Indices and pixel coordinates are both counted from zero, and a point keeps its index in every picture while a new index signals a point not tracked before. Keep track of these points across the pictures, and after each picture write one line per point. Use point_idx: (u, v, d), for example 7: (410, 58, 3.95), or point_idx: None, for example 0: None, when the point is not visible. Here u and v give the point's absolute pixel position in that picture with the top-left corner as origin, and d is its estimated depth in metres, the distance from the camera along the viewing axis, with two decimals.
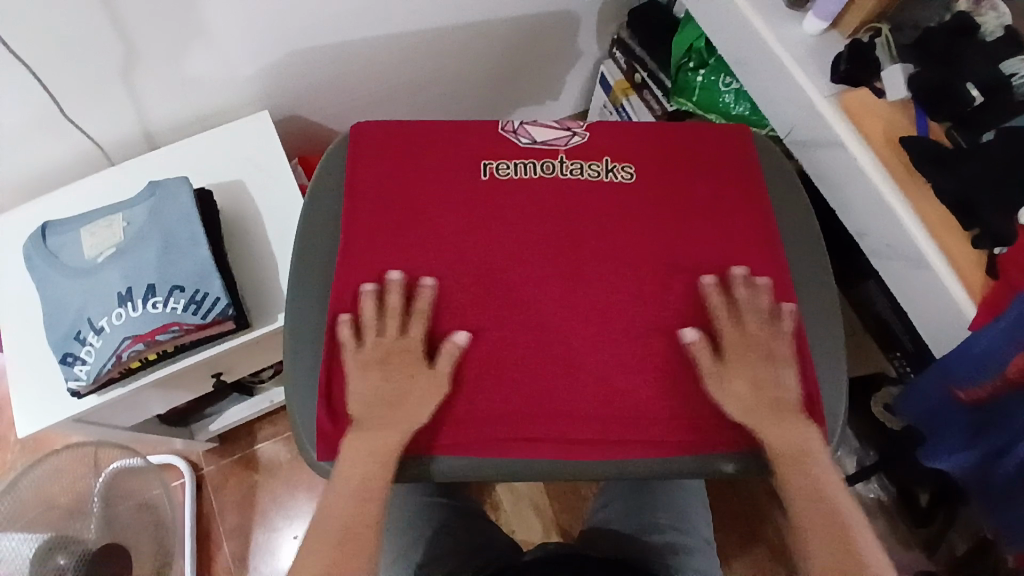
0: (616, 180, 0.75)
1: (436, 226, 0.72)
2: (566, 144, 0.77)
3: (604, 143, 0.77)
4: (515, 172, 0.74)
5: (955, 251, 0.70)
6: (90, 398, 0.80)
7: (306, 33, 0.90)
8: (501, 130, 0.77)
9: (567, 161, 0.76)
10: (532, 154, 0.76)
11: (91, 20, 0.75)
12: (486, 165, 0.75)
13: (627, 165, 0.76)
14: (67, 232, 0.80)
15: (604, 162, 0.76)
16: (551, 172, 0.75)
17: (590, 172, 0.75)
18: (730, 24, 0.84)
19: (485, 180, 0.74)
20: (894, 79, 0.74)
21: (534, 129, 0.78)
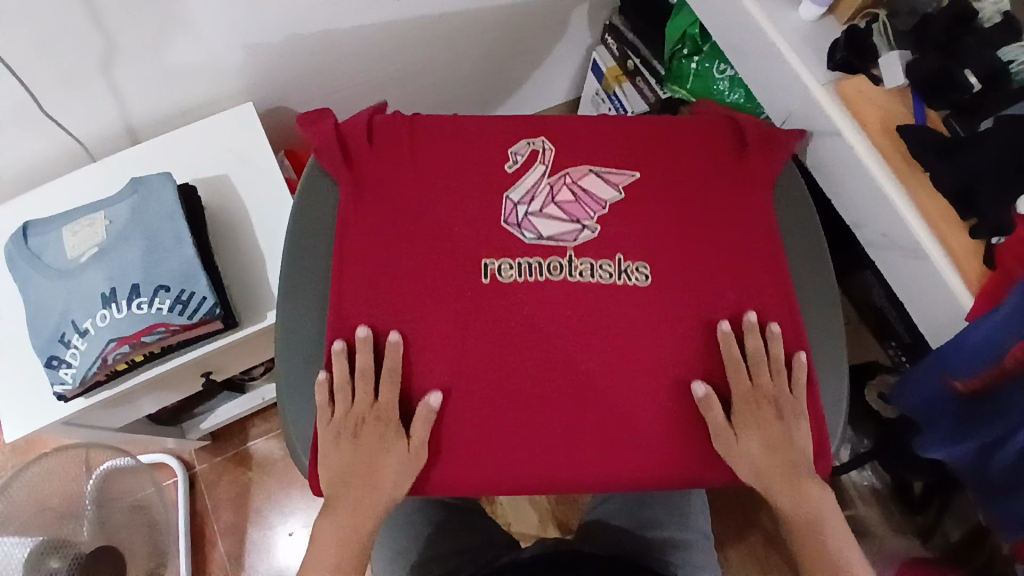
0: (628, 284, 0.70)
1: (434, 276, 0.70)
2: (575, 240, 0.71)
3: (617, 236, 0.72)
4: (518, 275, 0.70)
5: (953, 241, 0.70)
6: (77, 400, 0.78)
7: (291, 22, 0.87)
8: (504, 223, 0.72)
9: (576, 260, 0.71)
10: (538, 252, 0.71)
11: (68, 15, 0.72)
12: (487, 265, 0.70)
13: (641, 267, 0.71)
14: (48, 232, 0.78)
15: (617, 261, 0.71)
16: (559, 273, 0.70)
17: (601, 273, 0.70)
18: (723, 8, 0.82)
19: (486, 283, 0.70)
20: (892, 67, 0.72)
21: (540, 221, 0.72)
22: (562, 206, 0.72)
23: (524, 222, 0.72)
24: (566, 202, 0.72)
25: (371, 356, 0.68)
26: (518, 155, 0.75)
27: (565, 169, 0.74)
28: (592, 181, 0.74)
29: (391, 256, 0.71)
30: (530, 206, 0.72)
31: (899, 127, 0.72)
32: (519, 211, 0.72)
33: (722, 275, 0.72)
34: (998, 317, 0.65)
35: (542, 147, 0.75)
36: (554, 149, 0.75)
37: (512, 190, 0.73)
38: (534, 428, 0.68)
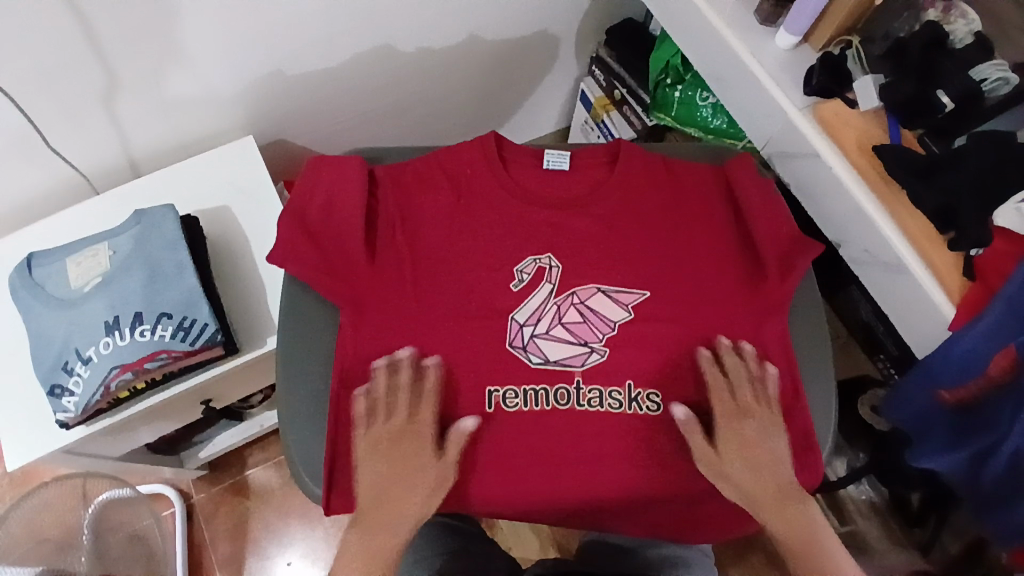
0: (639, 413, 0.71)
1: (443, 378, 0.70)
2: (582, 363, 0.71)
3: (625, 362, 0.72)
4: (524, 403, 0.70)
5: (933, 254, 0.72)
6: (78, 428, 0.79)
7: (292, 57, 0.91)
8: (511, 347, 0.72)
9: (584, 387, 0.71)
10: (544, 378, 0.71)
11: (69, 45, 0.75)
12: (492, 393, 0.70)
13: (652, 394, 0.71)
14: (52, 263, 0.80)
15: (627, 388, 0.71)
16: (565, 401, 0.70)
17: (610, 401, 0.70)
18: (701, 39, 0.86)
19: (492, 412, 0.70)
20: (866, 89, 0.76)
21: (546, 344, 0.72)
22: (569, 327, 0.73)
23: (531, 346, 0.72)
24: (574, 324, 0.73)
25: (411, 376, 0.69)
26: (524, 273, 0.74)
27: (572, 289, 0.74)
28: (600, 302, 0.74)
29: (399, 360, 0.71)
30: (536, 328, 0.73)
31: (875, 147, 0.74)
32: (525, 333, 0.72)
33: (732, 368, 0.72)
34: (984, 327, 0.67)
35: (548, 264, 0.75)
36: (560, 266, 0.75)
37: (518, 310, 0.73)
38: (542, 477, 0.70)
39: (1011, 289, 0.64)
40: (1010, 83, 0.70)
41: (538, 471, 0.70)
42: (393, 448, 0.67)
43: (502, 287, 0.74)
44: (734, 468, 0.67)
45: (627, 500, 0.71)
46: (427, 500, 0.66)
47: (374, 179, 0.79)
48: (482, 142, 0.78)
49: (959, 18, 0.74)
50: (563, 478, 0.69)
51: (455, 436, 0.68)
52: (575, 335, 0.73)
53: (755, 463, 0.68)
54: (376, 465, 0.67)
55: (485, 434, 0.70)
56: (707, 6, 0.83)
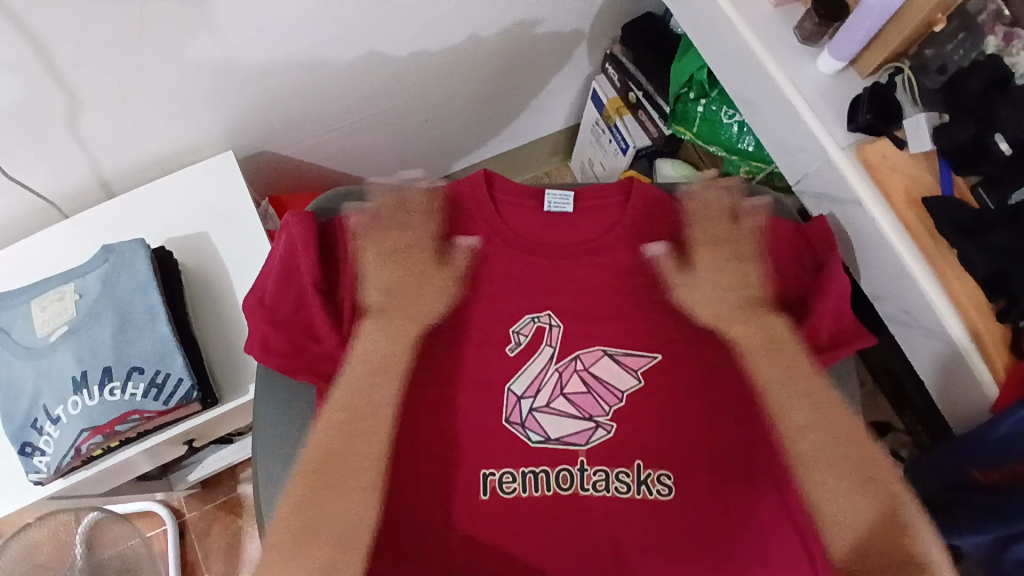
0: (648, 497, 0.65)
1: (438, 458, 0.66)
2: (587, 441, 0.67)
3: (632, 439, 0.67)
4: (523, 488, 0.65)
5: (980, 325, 0.64)
6: (56, 483, 0.74)
7: (272, 68, 0.82)
8: (506, 423, 0.67)
9: (588, 469, 0.66)
10: (546, 458, 0.66)
11: (23, 73, 0.67)
12: (486, 477, 0.65)
13: (663, 475, 0.66)
14: (13, 308, 0.73)
15: (636, 469, 0.66)
16: (569, 484, 0.65)
17: (618, 484, 0.65)
18: (731, 57, 0.76)
19: (486, 499, 0.65)
20: (919, 130, 0.67)
21: (547, 420, 0.67)
22: (572, 399, 0.68)
23: (529, 422, 0.67)
24: (577, 395, 0.68)
25: (423, 200, 0.71)
26: (521, 335, 0.70)
27: (575, 354, 0.69)
28: (604, 367, 0.69)
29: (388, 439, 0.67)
30: (535, 401, 0.68)
31: (926, 199, 0.66)
32: (523, 407, 0.68)
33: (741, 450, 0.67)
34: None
35: (549, 324, 0.70)
36: (561, 326, 0.70)
37: (515, 379, 0.69)
38: (545, 559, 0.63)
39: None
40: None
41: (539, 554, 0.64)
42: (422, 261, 0.69)
43: (497, 350, 0.70)
44: (801, 424, 0.64)
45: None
46: (435, 301, 0.69)
47: (329, 230, 0.70)
48: (469, 186, 0.70)
49: None
50: (568, 562, 0.63)
51: (460, 253, 0.70)
52: (577, 409, 0.68)
53: (831, 424, 0.63)
54: (391, 271, 0.68)
55: (479, 520, 0.64)
56: (740, 22, 0.73)
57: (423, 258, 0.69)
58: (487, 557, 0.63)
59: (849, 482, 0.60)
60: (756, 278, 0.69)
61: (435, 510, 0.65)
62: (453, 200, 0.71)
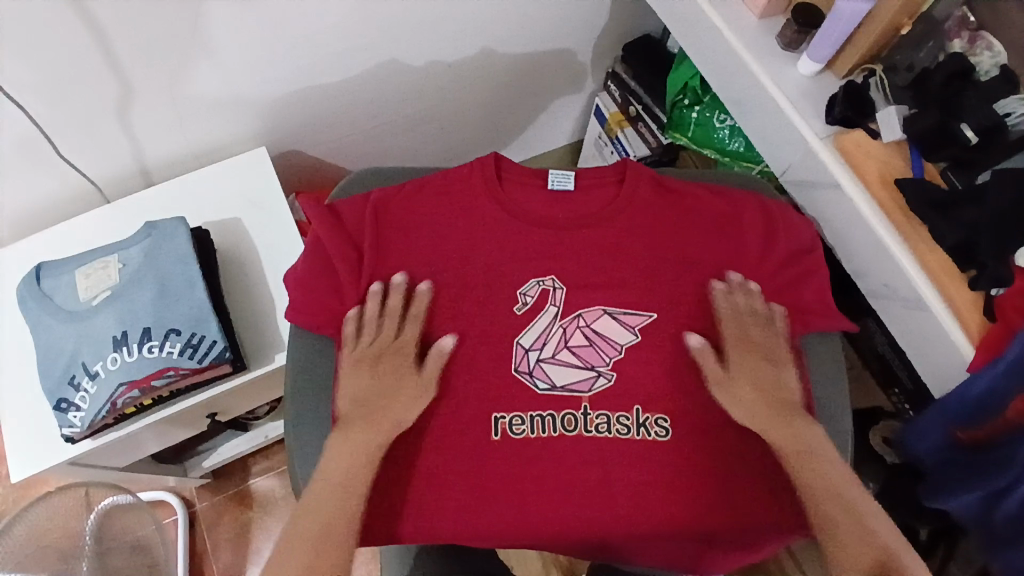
0: (648, 439, 0.69)
1: (448, 403, 0.70)
2: (590, 388, 0.71)
3: (633, 387, 0.71)
4: (531, 429, 0.69)
5: (954, 291, 0.71)
6: (84, 442, 0.79)
7: (306, 69, 0.91)
8: (515, 372, 0.71)
9: (592, 413, 0.70)
10: (552, 403, 0.70)
11: (82, 60, 0.75)
12: (498, 420, 0.70)
13: (661, 419, 0.70)
14: (61, 275, 0.79)
15: (635, 412, 0.70)
16: (574, 428, 0.69)
17: (619, 427, 0.69)
18: (721, 62, 0.85)
19: (497, 440, 0.69)
20: (889, 121, 0.75)
21: (552, 369, 0.71)
22: (574, 351, 0.72)
23: (536, 370, 0.71)
24: (580, 347, 0.72)
25: (401, 301, 0.72)
26: (527, 296, 0.73)
27: (577, 311, 0.73)
28: (606, 324, 0.73)
29: (398, 390, 0.70)
30: (542, 352, 0.72)
31: (897, 181, 0.73)
32: (530, 358, 0.72)
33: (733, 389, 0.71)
34: (999, 367, 0.66)
35: (553, 286, 0.73)
36: (564, 288, 0.74)
37: (523, 335, 0.72)
38: (548, 494, 0.68)
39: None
40: None
41: (541, 488, 0.68)
42: (397, 371, 0.71)
43: (506, 306, 0.73)
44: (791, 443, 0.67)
45: (650, 495, 0.68)
46: (408, 412, 0.68)
47: (341, 207, 0.76)
48: (482, 166, 0.76)
49: (986, 49, 0.72)
50: (569, 498, 0.68)
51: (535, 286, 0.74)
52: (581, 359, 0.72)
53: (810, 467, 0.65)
54: (361, 380, 0.70)
55: (487, 450, 0.69)
56: (729, 30, 0.82)
57: (396, 365, 0.71)
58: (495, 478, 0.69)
59: (822, 472, 0.65)
60: (773, 338, 0.73)
61: (450, 450, 0.69)
62: (462, 173, 0.77)
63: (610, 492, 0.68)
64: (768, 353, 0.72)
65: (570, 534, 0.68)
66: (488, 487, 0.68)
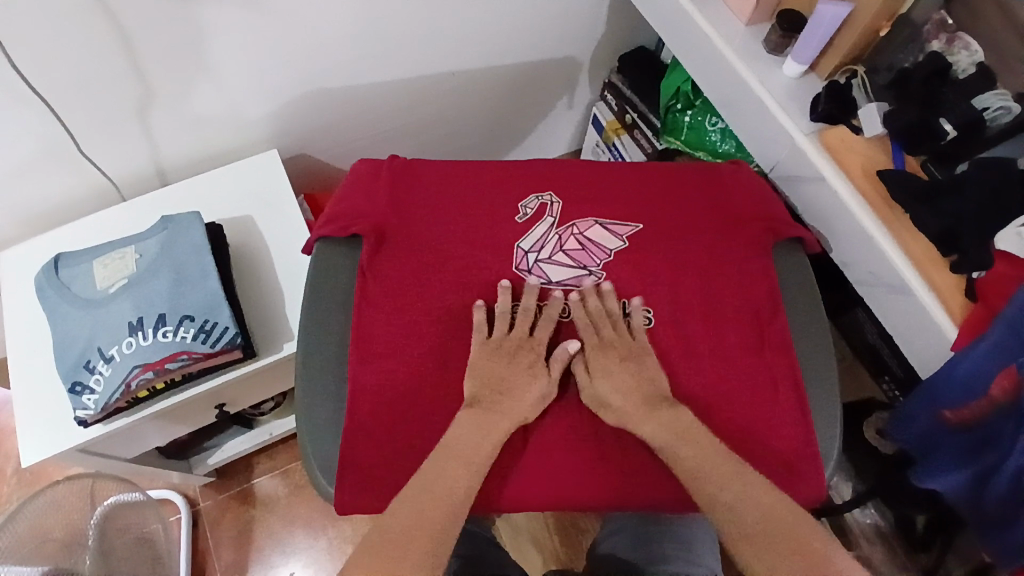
0: (634, 325, 0.74)
1: (450, 355, 0.72)
2: (581, 284, 0.76)
3: (622, 283, 0.76)
4: (530, 317, 0.73)
5: (936, 276, 0.74)
6: (96, 427, 0.81)
7: (320, 75, 0.95)
8: (515, 269, 0.76)
9: (584, 303, 0.74)
10: (547, 296, 0.76)
11: (107, 60, 0.79)
12: (500, 307, 0.74)
13: (646, 309, 0.74)
14: (79, 264, 0.82)
15: (623, 304, 0.75)
16: (568, 315, 0.74)
17: (608, 315, 0.74)
18: (711, 65, 0.90)
19: (500, 325, 0.73)
20: (871, 117, 0.80)
21: (549, 268, 0.77)
22: (569, 254, 0.77)
23: (534, 269, 0.77)
24: (574, 250, 0.77)
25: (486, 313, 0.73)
26: (528, 208, 0.80)
27: (572, 221, 0.79)
28: (598, 233, 0.78)
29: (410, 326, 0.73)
30: (540, 254, 0.77)
31: (880, 172, 0.77)
32: (529, 259, 0.77)
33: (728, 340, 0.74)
34: (986, 348, 0.68)
35: (550, 201, 0.80)
36: (560, 203, 0.80)
37: (523, 239, 0.78)
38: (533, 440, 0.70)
39: (1011, 311, 0.66)
40: (1011, 113, 0.72)
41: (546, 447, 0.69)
42: (530, 368, 0.71)
43: (509, 225, 0.79)
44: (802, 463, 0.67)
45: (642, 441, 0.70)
46: (534, 405, 0.70)
47: (380, 163, 0.83)
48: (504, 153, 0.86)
49: (963, 48, 0.76)
50: (563, 449, 0.70)
51: (540, 203, 0.80)
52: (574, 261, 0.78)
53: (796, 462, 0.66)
54: (485, 373, 0.70)
55: (483, 401, 0.70)
56: (718, 35, 0.87)
57: (516, 363, 0.71)
58: (489, 432, 0.70)
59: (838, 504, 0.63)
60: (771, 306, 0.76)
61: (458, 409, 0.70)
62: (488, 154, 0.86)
63: (605, 442, 0.70)
64: (762, 333, 0.75)
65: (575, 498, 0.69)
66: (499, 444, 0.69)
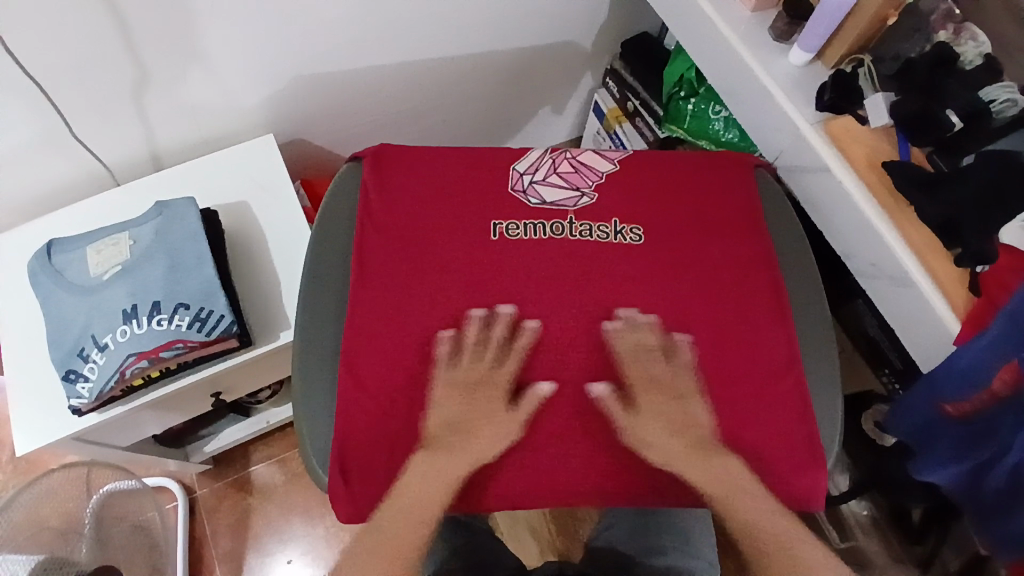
0: (624, 243, 0.77)
1: (453, 332, 0.72)
2: (575, 205, 0.79)
3: (613, 203, 0.79)
4: (525, 233, 0.76)
5: (940, 270, 0.73)
6: (91, 416, 0.80)
7: (318, 59, 0.93)
8: (511, 189, 0.79)
9: (576, 222, 0.78)
10: (541, 215, 0.78)
11: (99, 44, 0.77)
12: (496, 225, 0.77)
13: (636, 228, 0.78)
14: (72, 250, 0.81)
15: (614, 224, 0.78)
16: (561, 233, 0.77)
17: (599, 233, 0.77)
18: (716, 53, 0.89)
19: (495, 240, 0.76)
20: (877, 106, 0.78)
21: (543, 189, 0.79)
22: (563, 176, 0.80)
23: (530, 190, 0.79)
24: (567, 173, 0.81)
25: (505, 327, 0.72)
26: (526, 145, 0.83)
27: (566, 148, 0.83)
28: (591, 158, 0.83)
29: (406, 312, 0.73)
30: (535, 176, 0.80)
31: (884, 163, 0.76)
32: (525, 180, 0.80)
33: (733, 323, 0.74)
34: (985, 341, 0.67)
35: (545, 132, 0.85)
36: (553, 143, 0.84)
37: (519, 162, 0.81)
38: (541, 425, 0.70)
39: (1013, 305, 0.65)
40: (1018, 105, 0.72)
41: (558, 430, 0.70)
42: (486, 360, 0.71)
43: (513, 203, 0.78)
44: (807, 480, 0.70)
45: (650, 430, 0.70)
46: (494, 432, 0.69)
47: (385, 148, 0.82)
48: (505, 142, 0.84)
49: (970, 40, 0.76)
50: (572, 433, 0.70)
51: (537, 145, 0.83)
52: (568, 183, 0.81)
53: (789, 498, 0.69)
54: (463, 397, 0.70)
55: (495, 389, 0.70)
56: (722, 22, 0.86)
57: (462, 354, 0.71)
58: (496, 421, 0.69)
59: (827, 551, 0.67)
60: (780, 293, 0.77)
61: (460, 412, 0.70)
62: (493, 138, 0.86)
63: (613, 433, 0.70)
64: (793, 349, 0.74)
65: (576, 488, 0.70)
66: (501, 442, 0.69)
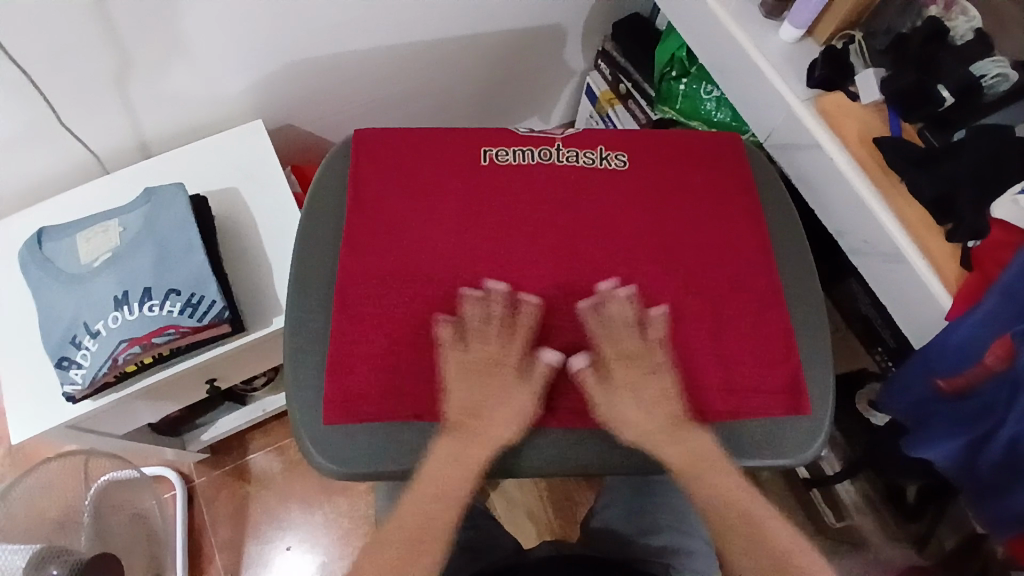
0: (608, 167, 0.79)
1: (449, 265, 0.74)
2: (562, 134, 0.82)
3: (598, 136, 0.82)
4: (514, 159, 0.79)
5: (932, 246, 0.73)
6: (84, 404, 0.80)
7: (305, 43, 0.93)
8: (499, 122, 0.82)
9: (563, 149, 0.80)
10: (529, 141, 0.81)
11: (85, 30, 0.76)
12: (486, 151, 0.79)
13: (620, 154, 0.80)
14: (62, 239, 0.81)
15: (599, 150, 0.80)
16: (548, 159, 0.79)
17: (585, 159, 0.80)
18: (706, 30, 0.88)
19: (485, 165, 0.78)
20: (868, 82, 0.78)
21: None
22: None
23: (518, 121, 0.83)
24: None
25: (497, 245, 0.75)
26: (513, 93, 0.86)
27: None
28: None
29: (398, 250, 0.74)
30: None
31: (876, 139, 0.76)
32: None
33: (716, 241, 0.77)
34: (979, 316, 0.66)
35: None
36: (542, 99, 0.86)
37: None
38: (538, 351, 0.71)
39: (1004, 278, 0.65)
40: (1010, 79, 0.71)
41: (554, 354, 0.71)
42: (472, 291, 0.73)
43: (502, 136, 0.81)
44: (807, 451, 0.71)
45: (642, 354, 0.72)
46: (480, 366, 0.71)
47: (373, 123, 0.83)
48: None
49: (961, 14, 0.76)
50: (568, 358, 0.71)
51: None
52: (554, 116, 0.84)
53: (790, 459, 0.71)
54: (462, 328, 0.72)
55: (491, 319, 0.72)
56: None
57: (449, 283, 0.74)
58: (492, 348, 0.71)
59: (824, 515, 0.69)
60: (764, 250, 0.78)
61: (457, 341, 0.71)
62: None
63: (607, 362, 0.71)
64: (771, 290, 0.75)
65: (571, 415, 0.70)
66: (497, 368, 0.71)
